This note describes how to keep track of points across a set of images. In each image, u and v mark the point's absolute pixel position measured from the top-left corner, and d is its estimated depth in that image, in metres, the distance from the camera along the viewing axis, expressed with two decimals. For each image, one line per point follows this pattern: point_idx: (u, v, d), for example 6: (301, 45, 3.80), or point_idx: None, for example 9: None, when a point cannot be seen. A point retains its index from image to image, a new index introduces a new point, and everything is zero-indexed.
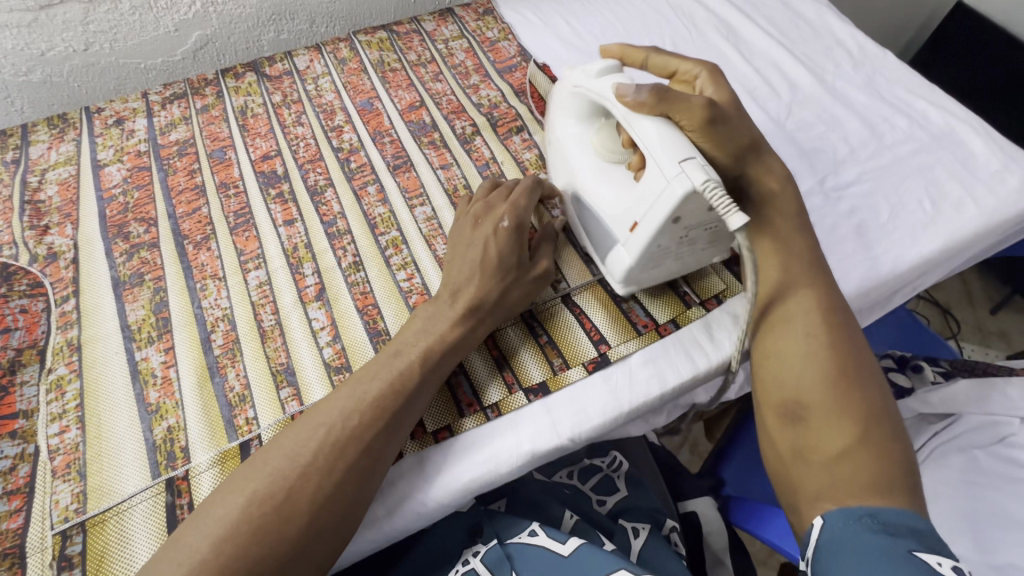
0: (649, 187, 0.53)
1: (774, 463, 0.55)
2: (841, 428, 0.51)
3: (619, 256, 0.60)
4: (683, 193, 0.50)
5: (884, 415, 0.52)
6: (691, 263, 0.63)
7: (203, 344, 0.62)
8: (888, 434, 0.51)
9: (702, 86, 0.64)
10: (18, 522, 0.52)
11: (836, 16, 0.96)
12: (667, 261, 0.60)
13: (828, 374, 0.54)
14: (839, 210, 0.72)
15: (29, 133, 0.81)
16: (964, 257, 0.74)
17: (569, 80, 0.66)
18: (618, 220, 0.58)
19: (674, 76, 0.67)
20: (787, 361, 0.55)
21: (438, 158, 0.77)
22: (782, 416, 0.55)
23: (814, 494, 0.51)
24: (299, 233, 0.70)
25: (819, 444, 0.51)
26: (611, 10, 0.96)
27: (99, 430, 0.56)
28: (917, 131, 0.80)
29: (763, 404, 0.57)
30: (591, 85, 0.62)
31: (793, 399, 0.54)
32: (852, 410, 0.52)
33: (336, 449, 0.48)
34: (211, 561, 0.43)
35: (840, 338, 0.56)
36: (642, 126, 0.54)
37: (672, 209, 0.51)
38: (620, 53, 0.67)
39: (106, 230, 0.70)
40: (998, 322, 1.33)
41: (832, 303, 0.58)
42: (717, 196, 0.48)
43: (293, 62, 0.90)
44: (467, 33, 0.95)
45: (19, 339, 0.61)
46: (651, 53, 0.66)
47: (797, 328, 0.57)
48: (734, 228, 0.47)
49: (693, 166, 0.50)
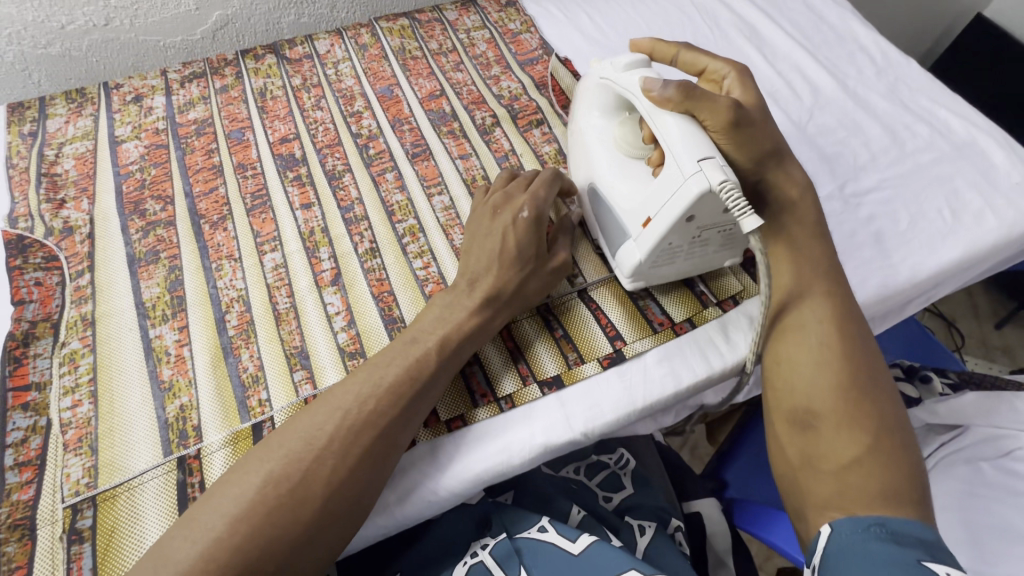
0: (665, 184, 0.53)
1: (782, 469, 0.55)
2: (851, 438, 0.51)
3: (629, 250, 0.59)
4: (698, 191, 0.49)
5: (896, 426, 0.52)
6: (705, 263, 0.63)
7: (218, 324, 0.61)
8: (899, 444, 0.51)
9: (730, 86, 0.63)
10: (29, 494, 0.51)
11: (861, 22, 0.95)
12: (679, 259, 0.60)
13: (841, 379, 0.53)
14: (858, 216, 0.72)
15: (46, 106, 0.81)
16: (981, 269, 0.73)
17: (597, 72, 0.66)
18: (631, 215, 0.58)
19: (703, 74, 0.66)
20: (798, 369, 0.55)
21: (457, 148, 0.77)
22: (793, 419, 0.55)
23: (821, 502, 0.51)
24: (316, 217, 0.69)
25: (828, 452, 0.51)
26: (633, 7, 0.96)
27: (111, 406, 0.56)
28: (938, 140, 0.79)
29: (773, 406, 0.57)
30: (618, 77, 0.61)
31: (803, 406, 0.54)
32: (863, 421, 0.52)
33: (351, 434, 0.48)
34: (226, 540, 0.43)
35: (854, 348, 0.55)
36: (664, 122, 0.54)
37: (685, 209, 0.51)
38: (650, 48, 0.67)
39: (123, 206, 0.70)
40: (1003, 337, 1.33)
41: (847, 311, 0.57)
42: (732, 198, 0.48)
43: (314, 46, 0.89)
44: (489, 23, 0.94)
45: (33, 311, 0.61)
46: (683, 50, 0.65)
47: (810, 336, 0.56)
48: (747, 230, 0.48)
49: (713, 166, 0.49)
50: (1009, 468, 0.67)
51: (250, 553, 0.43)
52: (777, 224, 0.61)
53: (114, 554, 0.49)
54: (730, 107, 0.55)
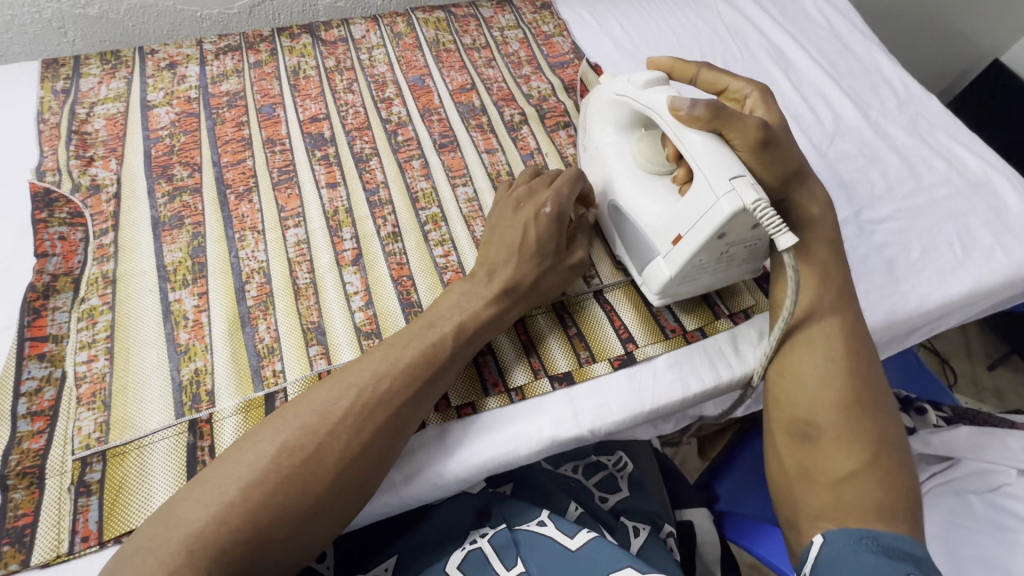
0: (695, 202, 0.54)
1: (778, 477, 0.56)
2: (850, 453, 0.52)
3: (658, 268, 0.60)
4: (732, 211, 0.50)
5: (894, 444, 0.53)
6: (725, 279, 0.63)
7: (237, 293, 0.62)
8: (896, 462, 0.52)
9: (753, 105, 0.64)
10: (40, 443, 0.52)
11: (886, 56, 0.97)
12: (705, 276, 0.61)
13: (844, 395, 0.54)
14: (871, 242, 0.74)
15: (81, 65, 0.81)
16: (985, 304, 0.75)
17: (613, 87, 0.66)
18: (660, 233, 0.59)
19: (724, 93, 0.67)
20: (802, 383, 0.56)
21: (484, 142, 0.78)
22: (792, 431, 0.55)
23: (816, 512, 0.52)
24: (341, 197, 0.70)
25: (825, 465, 0.52)
26: (665, 20, 0.98)
27: (126, 363, 0.57)
28: (954, 176, 0.81)
29: (773, 417, 0.58)
30: (637, 95, 0.61)
31: (805, 417, 0.55)
32: (863, 435, 0.53)
33: (366, 411, 0.49)
34: (239, 505, 0.44)
35: (861, 366, 0.56)
36: (689, 140, 0.55)
37: (718, 227, 0.52)
38: (669, 65, 0.68)
39: (150, 169, 0.70)
40: (994, 379, 1.34)
41: (857, 329, 0.58)
42: (767, 215, 0.49)
43: (349, 30, 0.91)
44: (523, 24, 0.96)
45: (55, 265, 0.62)
46: (703, 69, 0.66)
47: (818, 350, 0.57)
48: (782, 247, 0.49)
49: (743, 184, 0.50)
50: (999, 501, 0.68)
51: (262, 520, 0.44)
52: (796, 243, 0.62)
53: (121, 511, 0.49)
54: (764, 124, 0.56)
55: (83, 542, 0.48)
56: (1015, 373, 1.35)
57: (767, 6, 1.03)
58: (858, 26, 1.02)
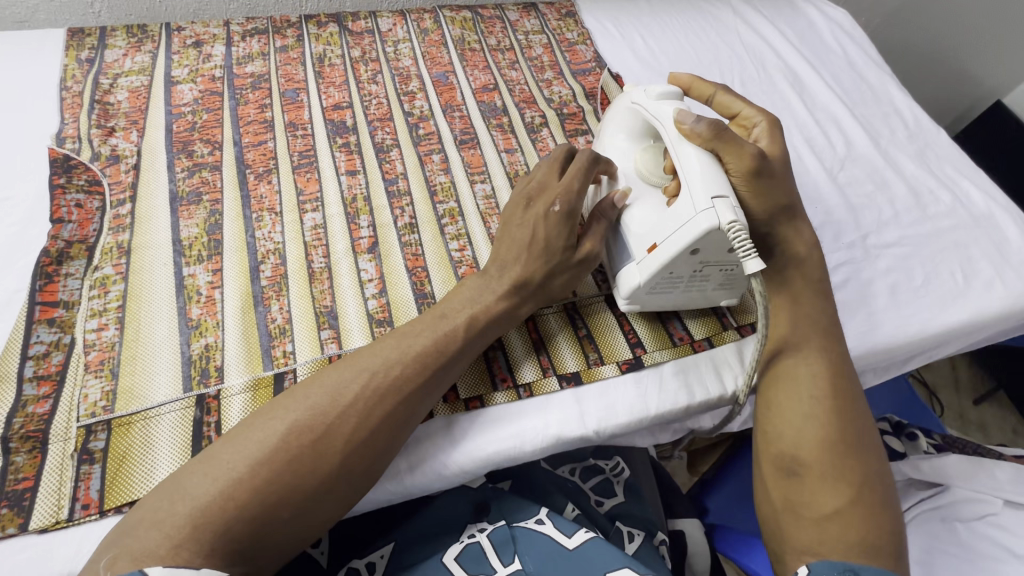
0: (677, 214, 0.55)
1: (765, 512, 0.55)
2: (835, 489, 0.51)
3: (630, 272, 0.60)
4: (708, 227, 0.51)
5: (878, 481, 0.52)
6: (702, 300, 0.64)
7: (252, 272, 0.62)
8: (880, 499, 0.51)
9: (758, 135, 0.64)
10: (45, 408, 0.51)
11: (898, 87, 1.00)
12: (677, 290, 0.61)
13: (828, 431, 0.53)
14: (877, 266, 0.75)
15: (106, 36, 0.81)
16: (984, 335, 0.76)
17: (629, 96, 0.68)
18: (639, 238, 0.59)
19: (736, 118, 0.66)
20: (789, 417, 0.55)
21: (504, 142, 0.78)
22: (777, 463, 0.55)
23: (800, 546, 0.51)
24: (360, 184, 0.71)
25: (811, 500, 0.51)
26: (686, 37, 1.00)
27: (136, 333, 0.56)
28: (959, 209, 0.83)
29: (760, 448, 0.57)
30: (650, 104, 0.63)
31: (791, 452, 0.54)
32: (849, 474, 0.52)
33: (376, 396, 0.49)
34: (246, 482, 0.43)
35: (845, 404, 0.55)
36: (685, 153, 0.56)
37: (692, 240, 0.53)
38: (688, 83, 0.69)
39: (171, 144, 0.71)
40: (980, 413, 1.36)
41: (841, 367, 0.57)
42: (739, 240, 0.50)
43: (376, 22, 0.92)
44: (547, 30, 0.97)
45: (70, 232, 0.61)
46: (719, 92, 0.67)
47: (802, 388, 0.56)
48: (749, 272, 0.49)
49: (725, 205, 0.52)
50: (984, 530, 0.68)
51: (269, 498, 0.43)
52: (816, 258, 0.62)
53: (123, 481, 0.49)
54: (761, 154, 0.56)
55: (83, 510, 0.47)
56: (1000, 408, 1.37)
57: (785, 31, 1.05)
58: (872, 56, 1.05)
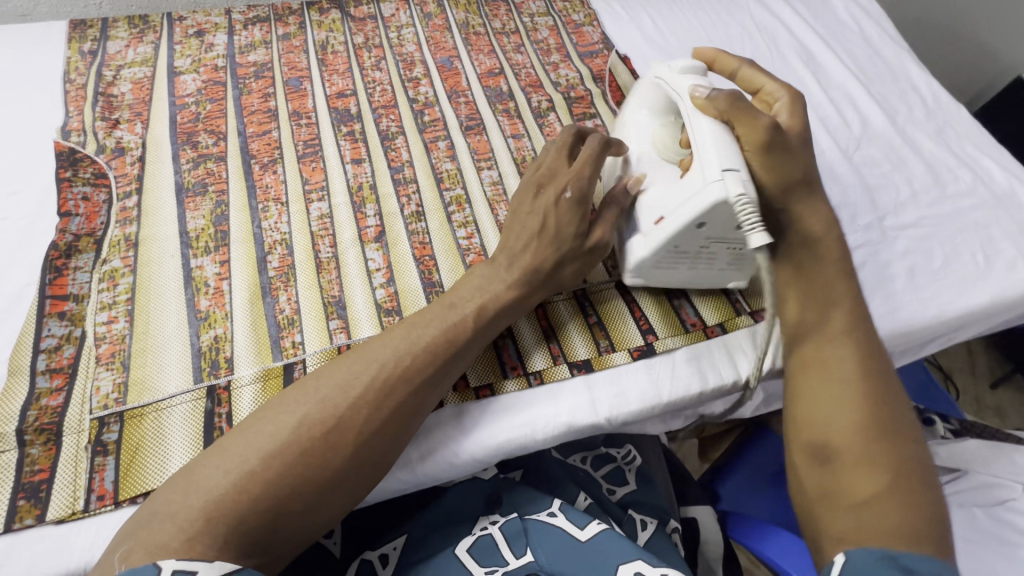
0: (687, 185, 0.54)
1: (799, 502, 0.54)
2: (870, 474, 0.50)
3: (634, 245, 0.60)
4: (715, 200, 0.50)
5: (917, 465, 0.50)
6: (708, 278, 0.63)
7: (259, 263, 0.62)
8: (920, 483, 0.49)
9: (779, 109, 0.62)
10: (58, 401, 0.52)
11: (916, 63, 0.97)
12: (682, 266, 0.60)
13: (860, 415, 0.52)
14: (894, 248, 0.73)
15: (108, 28, 0.81)
16: (1005, 317, 0.74)
17: (654, 71, 0.66)
18: (646, 211, 0.58)
19: (758, 93, 0.65)
20: (819, 403, 0.54)
21: (510, 127, 0.77)
22: (809, 451, 0.53)
23: (837, 536, 0.49)
24: (365, 173, 0.70)
25: (846, 488, 0.50)
26: (695, 15, 0.97)
27: (146, 326, 0.56)
28: (979, 188, 0.81)
29: (790, 437, 0.56)
30: (673, 79, 0.61)
31: (822, 439, 0.53)
32: (884, 458, 0.50)
33: (386, 387, 0.49)
34: (258, 474, 0.43)
35: (877, 387, 0.54)
36: (699, 124, 0.55)
37: (699, 213, 0.52)
38: (713, 57, 0.67)
39: (175, 135, 0.70)
40: (997, 398, 1.34)
41: (872, 349, 0.56)
42: (745, 212, 0.49)
43: (379, 8, 0.90)
44: (553, 11, 0.95)
45: (78, 225, 0.61)
46: (744, 66, 0.65)
47: (831, 372, 0.54)
48: (753, 245, 0.49)
49: (734, 177, 0.50)
50: (1004, 516, 0.66)
51: (282, 490, 0.43)
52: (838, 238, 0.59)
53: (136, 472, 0.49)
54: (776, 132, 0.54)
55: (98, 501, 0.48)
56: (1019, 392, 1.35)
57: (798, 8, 1.02)
58: (889, 32, 1.01)
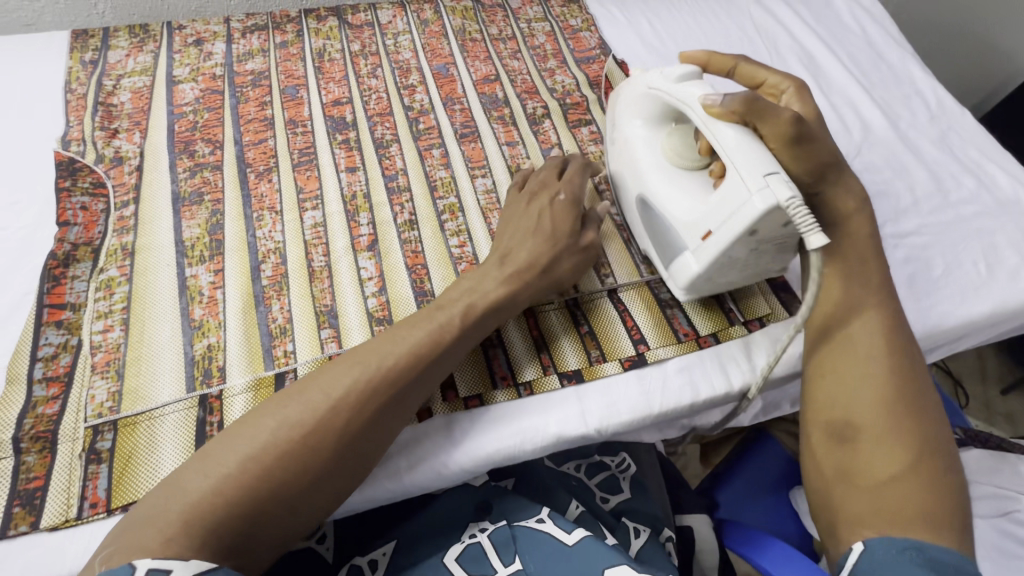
0: (726, 196, 0.52)
1: (815, 483, 0.53)
2: (892, 453, 0.49)
3: (685, 262, 0.59)
4: (765, 208, 0.48)
5: (940, 448, 0.50)
6: (751, 275, 0.61)
7: (253, 272, 0.62)
8: (941, 465, 0.49)
9: (787, 100, 0.62)
10: (54, 409, 0.53)
11: (920, 66, 0.95)
12: (736, 272, 0.59)
13: (886, 394, 0.51)
14: (894, 256, 0.72)
15: (109, 37, 0.82)
16: (1009, 326, 0.73)
17: (643, 79, 0.64)
18: (689, 228, 0.57)
19: (761, 87, 0.65)
20: (844, 382, 0.53)
21: (505, 134, 0.77)
22: (829, 429, 0.53)
23: (853, 518, 0.49)
24: (359, 181, 0.70)
25: (866, 467, 0.49)
26: (695, 19, 0.96)
27: (140, 335, 0.57)
28: (983, 194, 0.79)
29: (809, 416, 0.55)
30: (671, 89, 0.59)
31: (843, 418, 0.52)
32: (906, 438, 0.49)
33: (366, 391, 0.49)
34: (236, 478, 0.44)
35: (904, 366, 0.53)
36: (721, 132, 0.52)
37: (747, 225, 0.50)
38: (705, 59, 0.65)
39: (173, 144, 0.71)
40: (1007, 404, 1.31)
41: (900, 329, 0.55)
42: (801, 215, 0.48)
43: (376, 15, 0.90)
44: (551, 17, 0.95)
45: (76, 234, 0.62)
46: (741, 62, 0.64)
47: (858, 350, 0.54)
48: (813, 246, 0.48)
49: (778, 181, 0.48)
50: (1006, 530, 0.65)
51: (259, 493, 0.44)
52: (833, 248, 0.58)
53: (129, 480, 0.50)
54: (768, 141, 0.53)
55: (91, 509, 0.49)
56: None
57: (800, 11, 1.01)
58: (893, 35, 1.00)
